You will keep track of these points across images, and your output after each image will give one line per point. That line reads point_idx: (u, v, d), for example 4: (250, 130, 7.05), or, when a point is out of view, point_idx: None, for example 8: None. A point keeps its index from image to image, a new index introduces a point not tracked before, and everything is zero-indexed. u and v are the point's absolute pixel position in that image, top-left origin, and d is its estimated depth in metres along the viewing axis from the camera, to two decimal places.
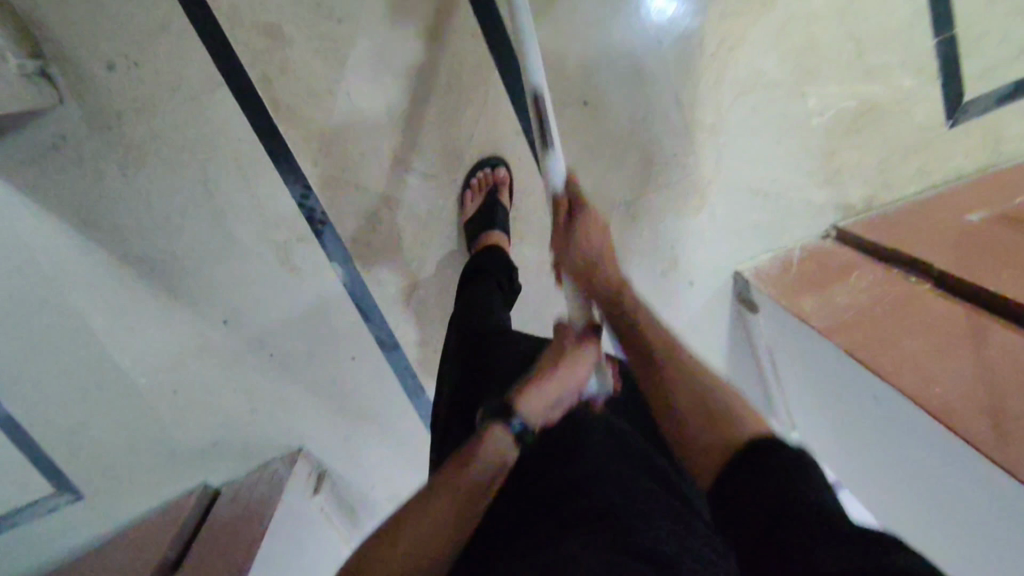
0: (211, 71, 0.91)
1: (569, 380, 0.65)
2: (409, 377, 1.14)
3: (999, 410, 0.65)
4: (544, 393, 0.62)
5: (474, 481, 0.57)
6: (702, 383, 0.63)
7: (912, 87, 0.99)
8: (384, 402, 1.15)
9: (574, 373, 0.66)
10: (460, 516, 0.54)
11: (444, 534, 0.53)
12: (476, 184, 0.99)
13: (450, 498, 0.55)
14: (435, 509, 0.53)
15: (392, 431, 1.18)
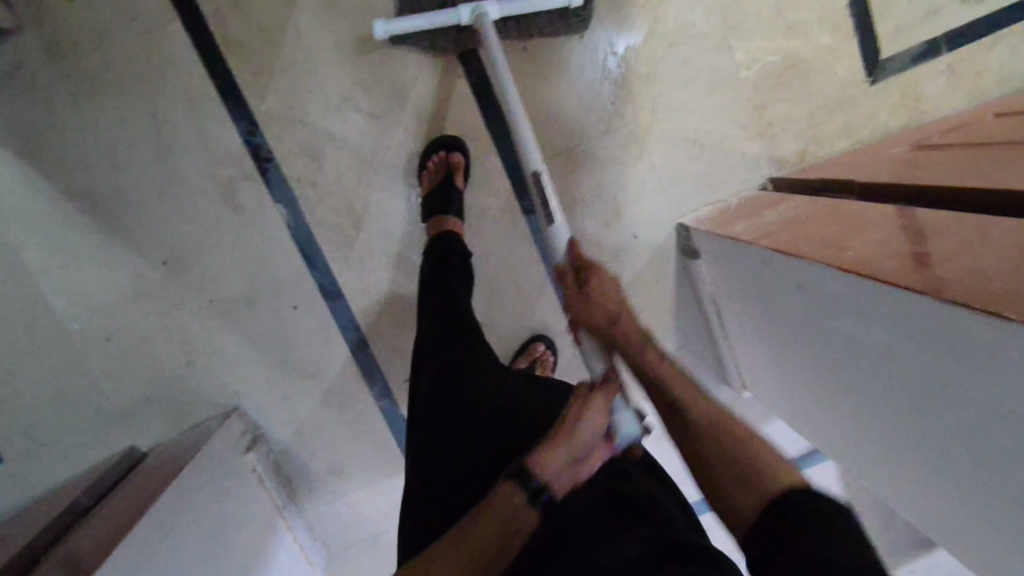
0: (166, 6, 0.96)
1: (588, 429, 0.64)
2: (353, 331, 1.10)
3: (920, 252, 0.64)
4: (566, 453, 0.62)
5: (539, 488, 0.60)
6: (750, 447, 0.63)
7: (831, 43, 1.06)
8: (326, 358, 1.11)
9: (597, 425, 0.65)
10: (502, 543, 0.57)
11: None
12: (432, 164, 1.02)
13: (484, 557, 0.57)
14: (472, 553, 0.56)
15: (334, 392, 1.12)
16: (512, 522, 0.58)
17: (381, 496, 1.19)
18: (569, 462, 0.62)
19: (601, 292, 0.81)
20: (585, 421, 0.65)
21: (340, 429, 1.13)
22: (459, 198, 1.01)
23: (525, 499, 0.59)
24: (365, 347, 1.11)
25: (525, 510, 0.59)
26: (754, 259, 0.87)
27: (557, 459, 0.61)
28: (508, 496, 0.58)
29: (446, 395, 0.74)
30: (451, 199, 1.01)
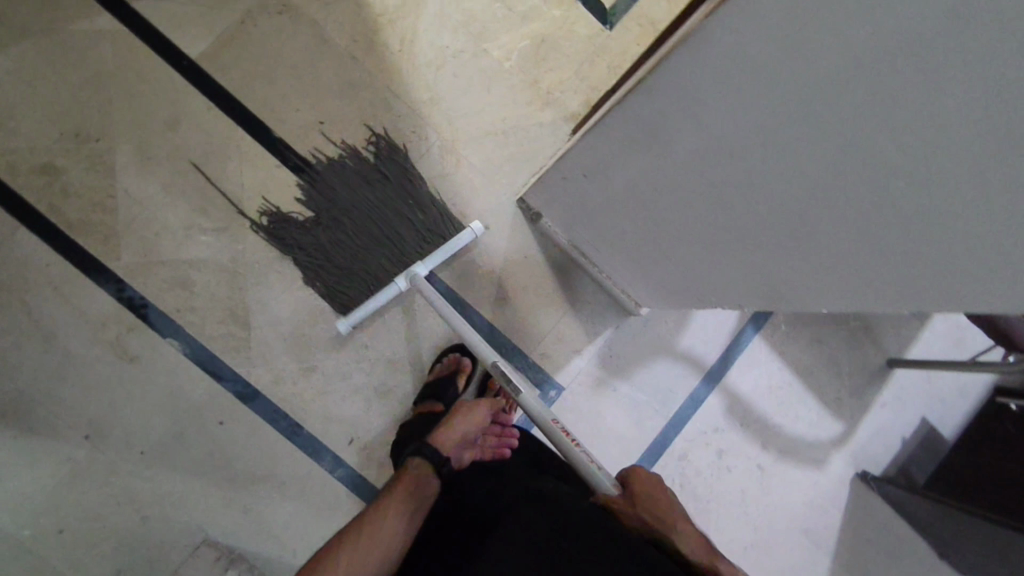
0: (7, 219, 1.09)
1: (455, 435, 0.87)
2: (283, 415, 1.16)
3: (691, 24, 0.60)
4: (457, 429, 0.87)
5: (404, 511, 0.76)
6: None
7: (563, 13, 1.26)
8: (268, 453, 1.15)
9: (659, 502, 0.78)
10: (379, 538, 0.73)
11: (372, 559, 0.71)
12: (444, 361, 1.19)
13: (371, 530, 0.73)
14: (365, 544, 0.72)
15: (288, 481, 1.16)
16: (409, 503, 0.77)
17: None
18: (420, 488, 0.79)
19: (471, 412, 0.91)
20: (462, 426, 0.88)
21: (313, 516, 1.16)
22: (454, 394, 1.16)
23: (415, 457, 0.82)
24: (298, 429, 1.16)
25: (431, 477, 0.81)
26: (578, 178, 0.99)
27: (412, 493, 0.78)
28: (418, 466, 0.81)
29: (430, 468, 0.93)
30: (444, 391, 1.15)
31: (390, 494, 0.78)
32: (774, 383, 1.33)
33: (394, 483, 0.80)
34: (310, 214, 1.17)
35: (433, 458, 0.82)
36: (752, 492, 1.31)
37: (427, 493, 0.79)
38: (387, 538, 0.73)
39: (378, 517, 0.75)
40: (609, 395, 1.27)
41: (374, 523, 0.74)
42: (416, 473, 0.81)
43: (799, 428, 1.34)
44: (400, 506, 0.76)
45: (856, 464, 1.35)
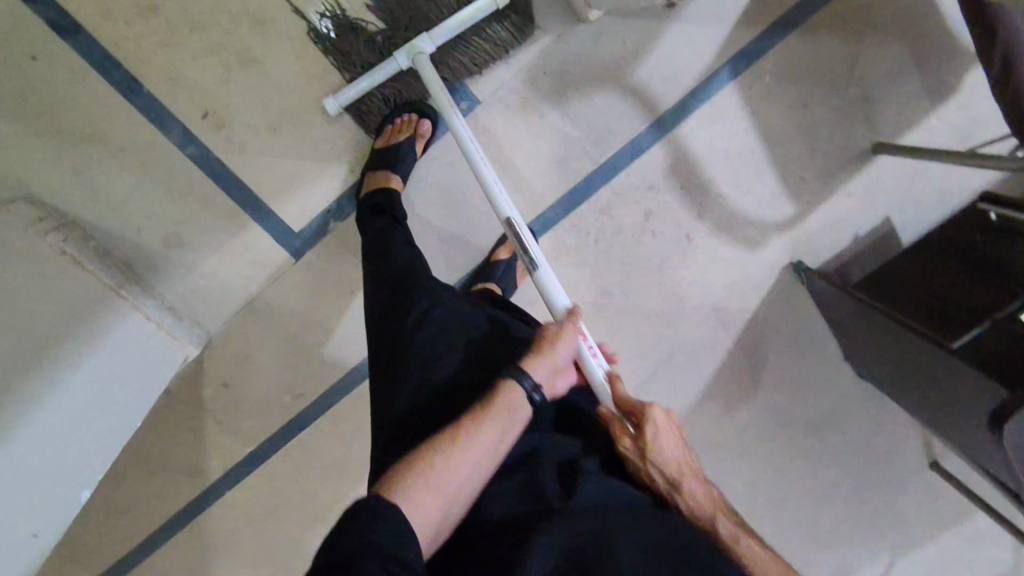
0: None
1: (553, 364, 0.76)
2: (115, 63, 0.92)
3: None
4: (552, 360, 0.76)
5: (497, 451, 0.68)
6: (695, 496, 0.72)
7: None
8: (99, 111, 0.94)
9: (675, 448, 0.74)
10: (461, 473, 0.65)
11: (452, 494, 0.63)
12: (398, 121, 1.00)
13: (455, 457, 0.65)
14: (442, 475, 0.63)
15: (129, 151, 0.97)
16: (506, 432, 0.69)
17: (237, 263, 1.06)
18: (510, 430, 0.69)
19: (564, 338, 0.79)
20: (558, 351, 0.77)
21: (162, 196, 1.00)
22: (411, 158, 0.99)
23: (513, 380, 0.72)
24: (137, 87, 0.94)
25: (523, 404, 0.71)
26: None
27: (500, 425, 0.69)
28: (512, 388, 0.71)
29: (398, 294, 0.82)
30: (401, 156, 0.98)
31: (475, 420, 0.68)
32: (734, 146, 1.12)
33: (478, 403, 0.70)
34: (381, 26, 0.96)
35: (526, 390, 0.71)
36: (671, 261, 1.18)
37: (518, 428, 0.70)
38: (474, 468, 0.66)
39: (463, 449, 0.66)
40: (533, 119, 1.05)
41: (464, 447, 0.66)
42: (500, 409, 0.70)
43: (746, 203, 1.16)
44: (493, 433, 0.68)
45: (793, 254, 1.21)
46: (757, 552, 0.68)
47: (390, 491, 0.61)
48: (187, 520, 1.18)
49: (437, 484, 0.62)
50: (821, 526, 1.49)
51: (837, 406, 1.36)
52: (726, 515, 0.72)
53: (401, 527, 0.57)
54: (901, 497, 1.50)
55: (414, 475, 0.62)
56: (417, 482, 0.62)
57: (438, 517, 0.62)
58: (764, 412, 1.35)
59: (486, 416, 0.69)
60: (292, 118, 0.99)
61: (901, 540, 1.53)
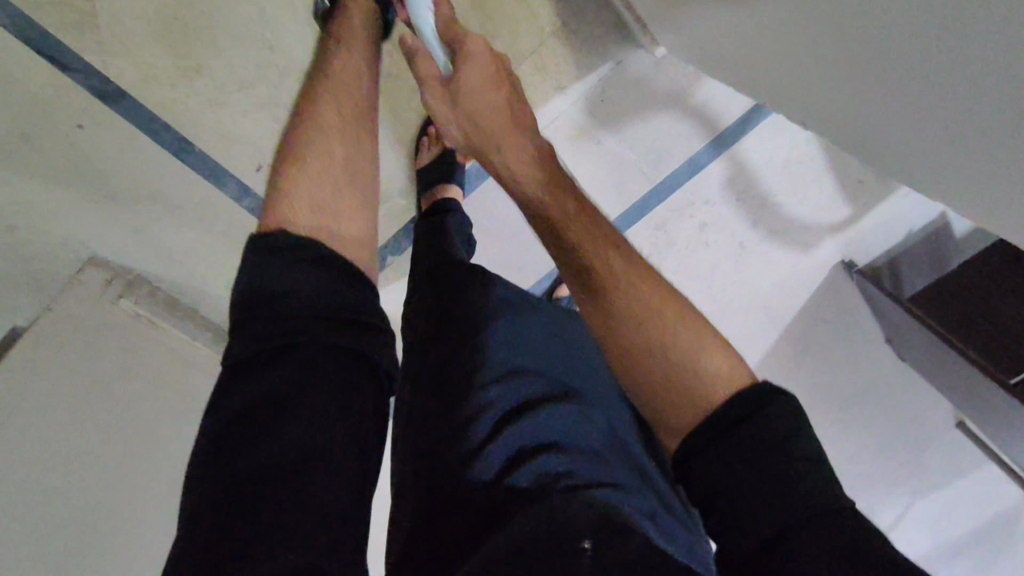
0: None
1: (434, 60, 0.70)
2: (165, 125, 0.89)
3: None
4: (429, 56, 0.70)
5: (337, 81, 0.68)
6: (613, 290, 0.61)
7: None
8: (152, 173, 0.92)
9: (521, 119, 0.71)
10: (314, 123, 0.63)
11: (294, 129, 0.63)
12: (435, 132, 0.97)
13: (306, 116, 0.63)
14: (295, 149, 0.61)
15: (186, 206, 0.96)
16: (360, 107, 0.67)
17: None
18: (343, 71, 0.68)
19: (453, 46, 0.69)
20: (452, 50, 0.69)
21: (223, 244, 1.00)
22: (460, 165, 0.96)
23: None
24: (189, 147, 0.91)
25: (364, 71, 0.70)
26: None
27: (338, 82, 0.67)
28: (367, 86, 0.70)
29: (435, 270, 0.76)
30: (451, 167, 0.95)
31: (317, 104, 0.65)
32: (794, 155, 1.08)
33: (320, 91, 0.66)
34: None
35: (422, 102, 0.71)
36: (722, 268, 1.19)
37: (359, 89, 0.68)
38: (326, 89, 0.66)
39: (315, 119, 0.63)
40: (592, 147, 1.02)
41: (316, 137, 0.62)
42: (355, 94, 0.68)
43: (802, 210, 1.15)
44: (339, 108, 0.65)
45: (845, 254, 1.22)
46: (598, 238, 0.63)
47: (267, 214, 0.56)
48: None
49: (292, 131, 0.62)
50: (849, 479, 1.61)
51: (873, 382, 1.42)
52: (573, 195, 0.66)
53: (307, 279, 0.52)
54: (925, 451, 1.60)
55: (286, 180, 0.58)
56: (294, 182, 0.58)
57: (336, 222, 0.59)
58: (804, 392, 1.41)
59: (336, 95, 0.66)
60: None
61: (921, 485, 1.66)
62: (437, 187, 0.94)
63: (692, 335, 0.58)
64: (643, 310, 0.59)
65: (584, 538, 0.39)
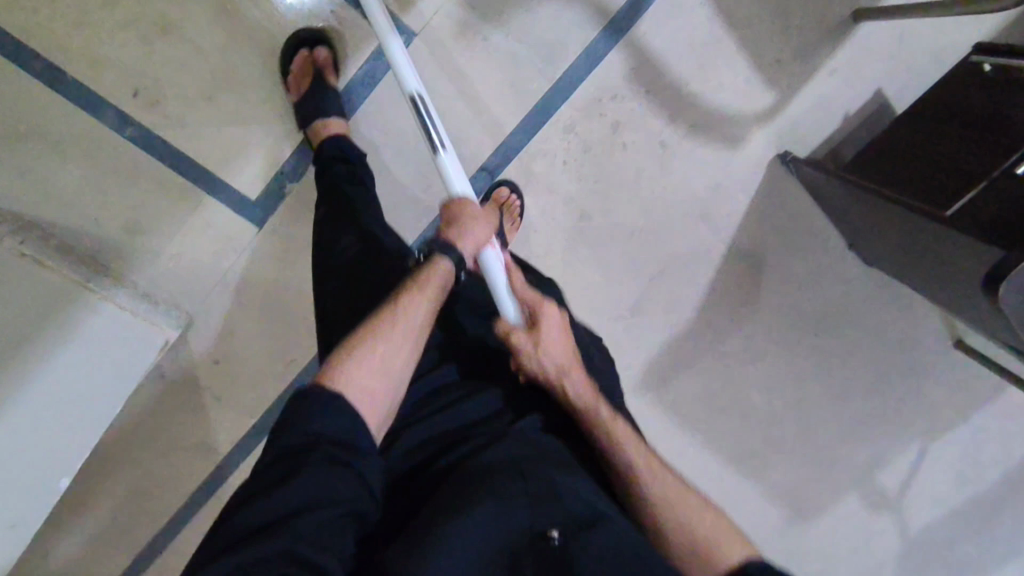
0: None
1: (468, 248, 0.72)
2: (33, 51, 0.89)
3: None
4: (474, 236, 0.73)
5: (412, 319, 0.65)
6: (653, 523, 0.64)
7: None
8: (26, 105, 0.91)
9: (562, 349, 0.72)
10: (379, 348, 0.62)
11: (369, 345, 0.62)
12: (296, 67, 0.94)
13: (383, 329, 0.63)
14: (365, 349, 0.61)
15: (66, 140, 0.94)
16: (439, 300, 0.69)
17: (201, 240, 1.04)
18: (416, 325, 0.65)
19: (474, 215, 0.74)
20: (470, 228, 0.73)
21: (109, 180, 0.98)
22: (333, 94, 0.95)
23: (439, 258, 0.70)
24: (61, 75, 0.91)
25: (436, 281, 0.69)
26: None
27: (399, 344, 0.63)
28: (436, 270, 0.70)
29: (342, 257, 0.82)
30: (325, 98, 0.94)
31: (382, 319, 0.64)
32: (695, 38, 1.05)
33: (385, 306, 0.66)
34: None
35: (451, 260, 0.71)
36: (647, 173, 1.11)
37: (420, 315, 0.66)
38: (419, 307, 0.66)
39: (376, 349, 0.62)
40: (477, 45, 1.00)
41: (385, 340, 0.63)
42: (414, 312, 0.66)
43: (719, 97, 1.09)
44: (430, 301, 0.68)
45: (779, 145, 1.14)
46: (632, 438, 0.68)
47: (325, 378, 0.59)
48: (203, 501, 1.18)
49: (362, 352, 0.61)
50: (853, 424, 1.41)
51: (845, 298, 1.30)
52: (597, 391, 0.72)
53: (345, 417, 0.57)
54: (937, 392, 1.40)
55: (353, 355, 0.61)
56: (355, 362, 0.60)
57: (380, 413, 0.61)
58: (773, 319, 1.29)
59: (394, 310, 0.65)
60: (222, 82, 0.96)
61: (944, 434, 1.43)
62: (317, 123, 0.93)
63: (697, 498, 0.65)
64: (664, 501, 0.64)
65: (555, 531, 0.57)
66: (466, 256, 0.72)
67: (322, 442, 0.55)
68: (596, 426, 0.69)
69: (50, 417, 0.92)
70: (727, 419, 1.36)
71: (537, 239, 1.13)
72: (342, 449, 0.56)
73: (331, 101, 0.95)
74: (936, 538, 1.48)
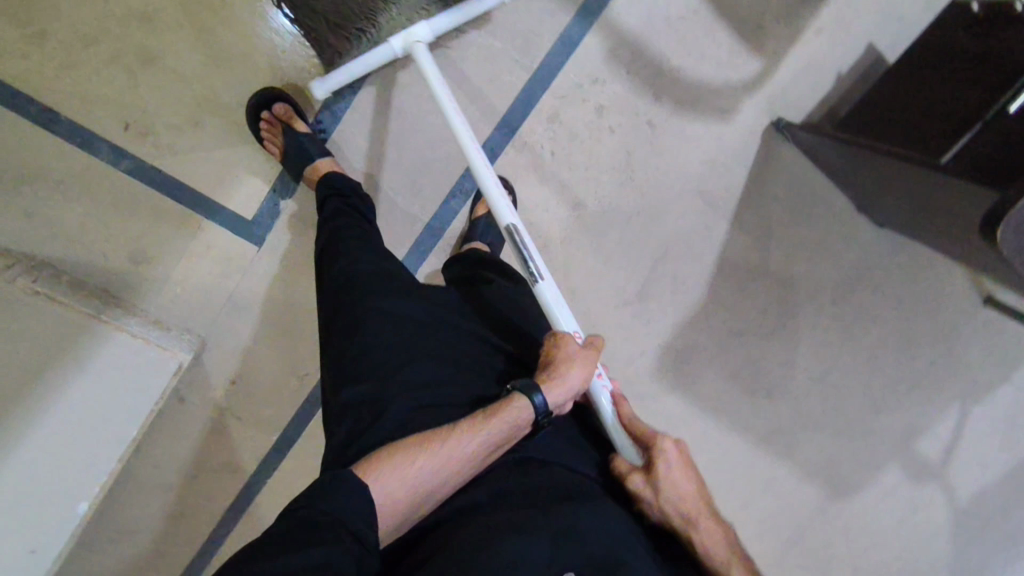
0: None
1: (566, 387, 0.70)
2: (28, 96, 0.93)
3: None
4: (571, 381, 0.70)
5: (465, 453, 0.65)
6: None
7: None
8: (28, 149, 0.95)
9: (686, 495, 0.69)
10: (425, 473, 0.62)
11: (420, 467, 0.62)
12: (264, 130, 0.97)
13: (434, 454, 0.63)
14: (416, 469, 0.62)
15: (69, 179, 0.98)
16: (506, 436, 0.67)
17: (206, 264, 1.07)
18: (468, 462, 0.65)
19: (578, 351, 0.73)
20: (571, 374, 0.71)
21: (112, 214, 1.01)
22: (309, 136, 0.98)
23: (524, 399, 0.68)
24: (57, 116, 0.95)
25: (508, 422, 0.67)
26: None
27: (443, 473, 0.63)
28: (517, 409, 0.67)
29: (347, 274, 0.82)
30: (304, 143, 0.97)
31: (444, 446, 0.64)
32: (673, 13, 1.04)
33: (450, 429, 0.66)
34: None
35: (540, 399, 0.68)
36: (637, 155, 1.10)
37: (472, 451, 0.65)
38: (473, 447, 0.65)
39: (421, 471, 0.62)
40: (453, 43, 1.00)
41: (435, 464, 0.63)
42: (473, 451, 0.65)
43: (704, 69, 1.07)
44: (492, 435, 0.66)
45: (772, 112, 1.11)
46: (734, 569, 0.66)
47: (365, 471, 0.61)
48: (234, 519, 1.21)
49: (411, 471, 0.62)
50: (884, 393, 1.35)
51: (861, 264, 1.25)
52: (710, 516, 0.69)
53: (368, 510, 0.58)
54: (972, 353, 1.34)
55: (397, 462, 0.62)
56: (395, 471, 0.61)
57: (402, 511, 0.61)
58: (788, 292, 1.25)
59: (457, 440, 0.65)
60: (206, 106, 0.98)
61: (984, 397, 1.37)
62: (309, 167, 0.97)
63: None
64: None
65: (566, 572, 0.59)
66: (552, 402, 0.69)
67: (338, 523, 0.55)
68: (708, 547, 0.67)
69: (69, 451, 0.95)
70: (750, 400, 1.32)
71: (533, 232, 1.13)
72: (358, 542, 0.55)
73: (312, 142, 0.98)
74: (986, 507, 1.42)
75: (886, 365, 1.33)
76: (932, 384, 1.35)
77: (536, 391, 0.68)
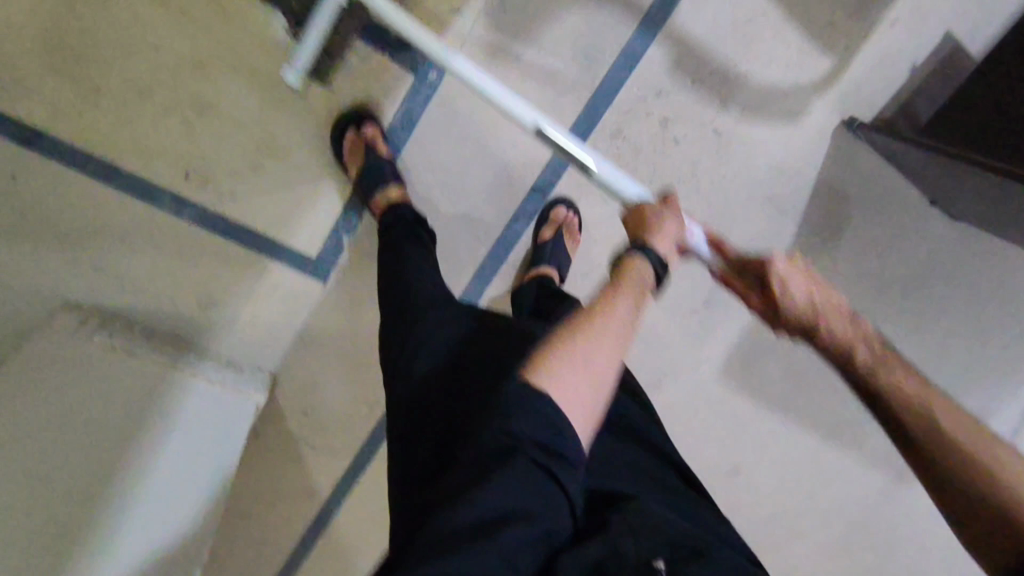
0: None
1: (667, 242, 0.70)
2: (87, 155, 0.91)
3: None
4: (667, 232, 0.71)
5: (620, 317, 0.58)
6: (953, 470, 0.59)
7: None
8: (90, 206, 0.94)
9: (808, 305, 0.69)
10: (592, 349, 0.54)
11: (581, 344, 0.55)
12: (348, 148, 0.95)
13: (591, 328, 0.56)
14: (578, 347, 0.54)
15: (133, 232, 0.97)
16: (639, 300, 0.61)
17: (272, 303, 1.06)
18: (625, 325, 0.58)
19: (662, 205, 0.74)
20: (666, 228, 0.71)
21: (178, 262, 1.00)
22: (387, 160, 0.95)
23: (636, 259, 0.66)
24: (117, 172, 0.93)
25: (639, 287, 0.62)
26: None
27: (612, 343, 0.56)
28: (636, 269, 0.65)
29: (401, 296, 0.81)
30: (380, 168, 0.94)
31: (588, 315, 0.58)
32: (739, 16, 0.98)
33: (587, 302, 0.60)
34: None
35: (649, 258, 0.66)
36: (704, 164, 1.05)
37: (629, 314, 0.59)
38: (625, 310, 0.59)
39: (592, 345, 0.55)
40: (512, 66, 0.95)
41: (599, 338, 0.55)
42: (625, 313, 0.59)
43: (773, 73, 1.02)
44: (630, 299, 0.60)
45: (843, 111, 1.06)
46: (914, 389, 0.63)
47: (533, 371, 0.52)
48: (314, 540, 1.23)
49: (574, 348, 0.54)
50: (958, 383, 1.31)
51: (939, 257, 1.19)
52: (875, 348, 0.67)
53: (548, 416, 0.50)
54: None
55: (558, 350, 0.54)
56: (561, 356, 0.53)
57: (586, 399, 0.53)
58: (864, 290, 1.19)
59: (605, 307, 0.58)
60: (267, 148, 0.96)
61: None
62: (376, 195, 0.93)
63: (984, 444, 0.59)
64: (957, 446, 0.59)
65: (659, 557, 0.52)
66: (663, 257, 0.68)
67: (527, 446, 0.50)
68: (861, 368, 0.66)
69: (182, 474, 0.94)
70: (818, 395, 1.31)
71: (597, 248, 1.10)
72: (545, 452, 0.50)
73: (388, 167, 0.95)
74: None
75: (961, 355, 1.29)
76: (1006, 370, 1.32)
77: (643, 249, 0.67)
